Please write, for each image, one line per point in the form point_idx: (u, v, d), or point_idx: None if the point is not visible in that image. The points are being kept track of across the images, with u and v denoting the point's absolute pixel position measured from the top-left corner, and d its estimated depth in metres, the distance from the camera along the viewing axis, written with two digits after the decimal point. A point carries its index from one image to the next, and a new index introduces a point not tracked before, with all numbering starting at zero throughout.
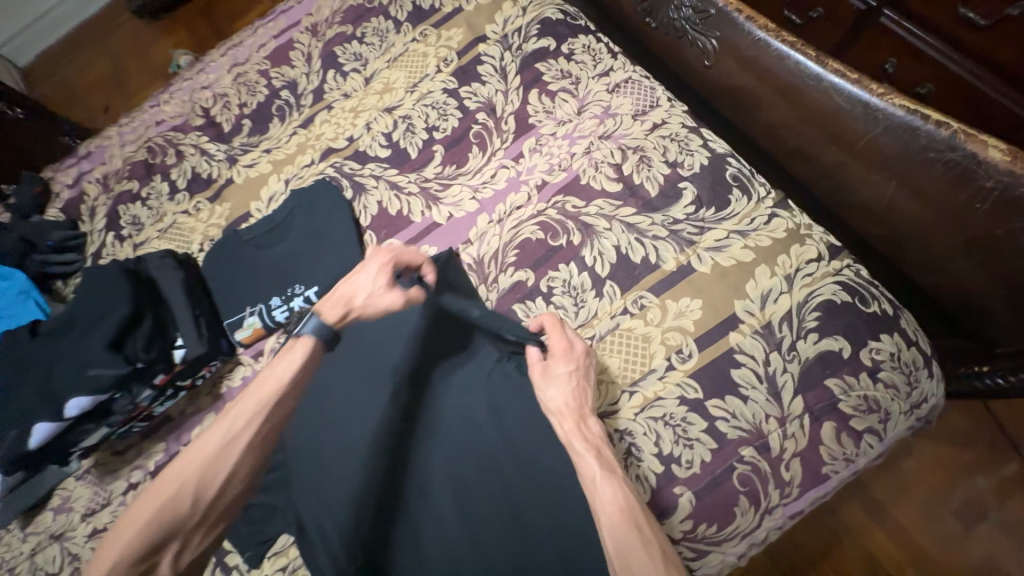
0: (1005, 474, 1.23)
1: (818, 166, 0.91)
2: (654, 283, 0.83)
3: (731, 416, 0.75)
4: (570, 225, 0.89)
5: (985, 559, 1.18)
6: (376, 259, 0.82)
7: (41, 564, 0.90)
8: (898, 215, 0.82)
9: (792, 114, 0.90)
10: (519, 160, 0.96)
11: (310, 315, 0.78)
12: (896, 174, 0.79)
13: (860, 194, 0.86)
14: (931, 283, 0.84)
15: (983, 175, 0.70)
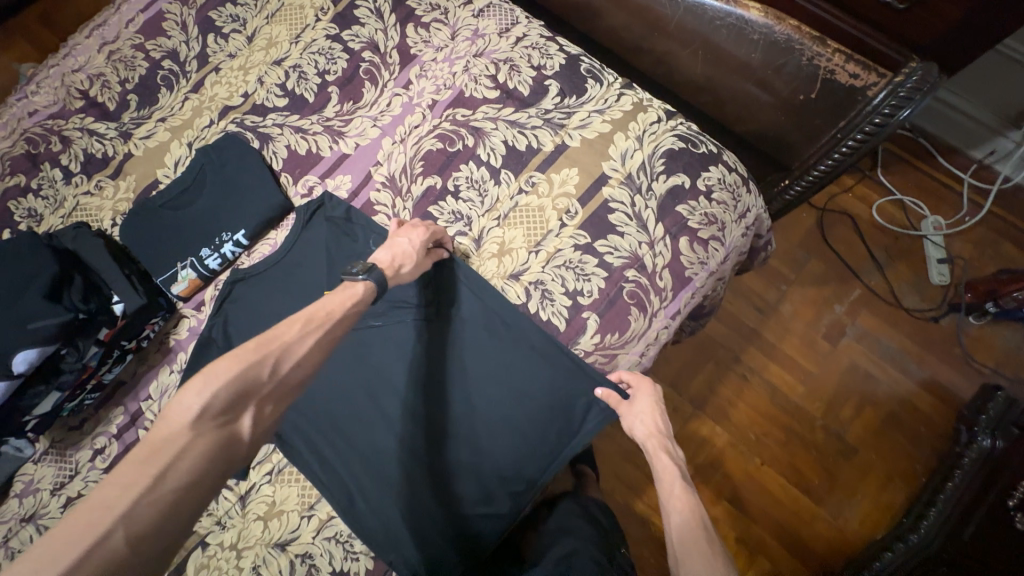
0: (852, 298, 1.61)
1: (651, 56, 1.13)
2: (540, 163, 1.00)
3: (614, 249, 0.94)
4: (463, 132, 1.04)
5: (849, 363, 1.55)
6: (413, 230, 0.89)
7: (16, 549, 0.90)
8: (710, 79, 1.05)
9: (623, 15, 1.10)
10: (409, 87, 1.08)
11: (374, 265, 0.79)
12: (700, 45, 1.02)
13: (683, 69, 1.09)
14: (746, 129, 1.09)
15: (750, 30, 0.95)
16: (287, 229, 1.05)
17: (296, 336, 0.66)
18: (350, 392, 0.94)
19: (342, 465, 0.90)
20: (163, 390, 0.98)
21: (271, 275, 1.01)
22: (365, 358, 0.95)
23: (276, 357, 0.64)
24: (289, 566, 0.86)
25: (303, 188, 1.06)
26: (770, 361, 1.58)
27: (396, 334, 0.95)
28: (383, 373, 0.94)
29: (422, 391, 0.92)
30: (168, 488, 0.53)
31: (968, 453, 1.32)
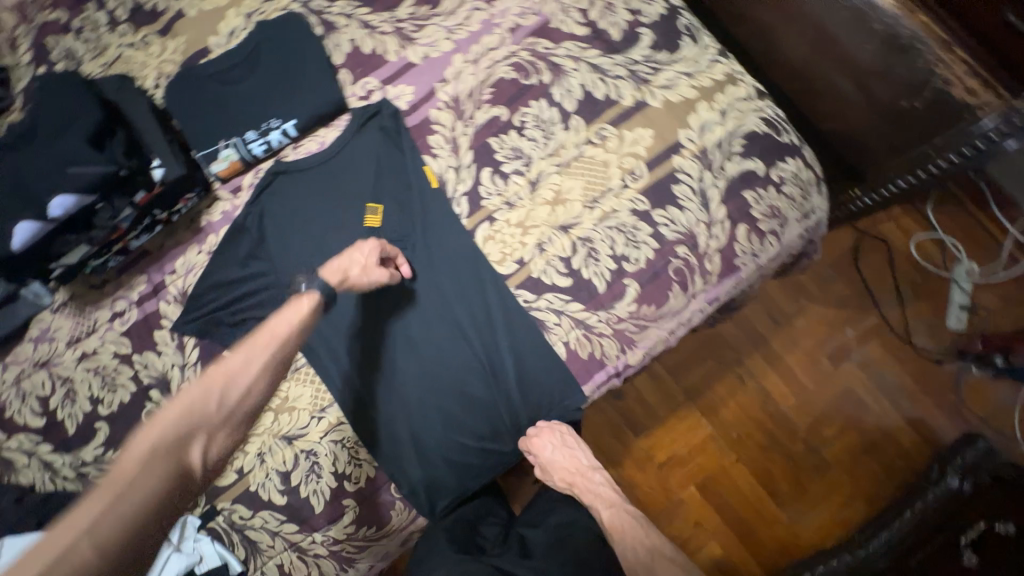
0: (864, 325, 1.61)
1: (755, 28, 1.06)
2: (613, 117, 0.95)
3: (671, 223, 0.91)
4: (540, 65, 0.97)
5: (843, 386, 1.58)
6: (366, 244, 0.86)
7: (29, 389, 0.93)
8: (811, 67, 1.00)
9: None
10: (492, 3, 1.00)
11: (316, 275, 0.77)
12: (811, 25, 0.94)
13: (787, 49, 1.02)
14: (833, 128, 1.05)
15: (872, 17, 0.84)
16: (337, 129, 0.99)
17: (240, 362, 0.66)
18: (361, 305, 0.92)
19: (347, 376, 0.90)
20: (189, 268, 0.96)
21: (314, 175, 0.97)
22: (387, 276, 0.93)
23: (223, 388, 0.64)
24: (292, 460, 0.88)
25: (361, 90, 1.00)
26: (768, 369, 1.59)
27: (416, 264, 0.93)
28: (401, 297, 0.92)
29: (439, 321, 0.91)
30: (117, 513, 0.53)
31: (933, 488, 1.29)
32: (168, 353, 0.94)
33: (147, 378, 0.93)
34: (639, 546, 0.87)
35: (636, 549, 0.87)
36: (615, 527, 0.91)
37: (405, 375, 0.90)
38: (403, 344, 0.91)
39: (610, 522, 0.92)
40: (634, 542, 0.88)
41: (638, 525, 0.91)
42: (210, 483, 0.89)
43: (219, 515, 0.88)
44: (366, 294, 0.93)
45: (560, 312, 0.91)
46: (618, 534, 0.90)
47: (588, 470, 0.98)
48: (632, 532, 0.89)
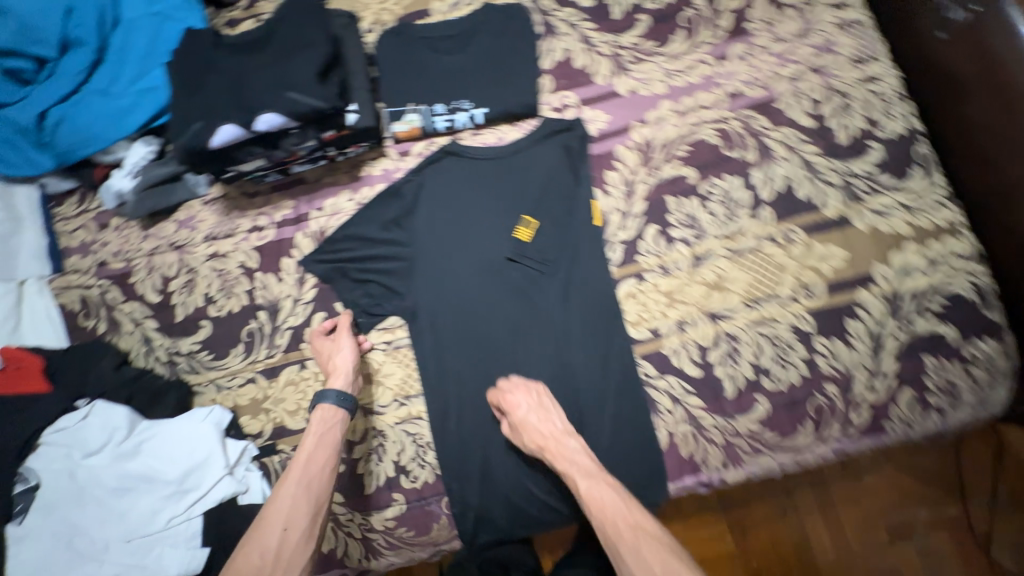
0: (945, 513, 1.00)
1: (995, 188, 0.81)
2: (809, 222, 0.87)
3: (830, 356, 0.82)
4: (749, 142, 0.91)
5: None
6: (330, 343, 0.87)
7: (157, 265, 0.97)
8: None
9: (1003, 124, 0.77)
10: (722, 62, 0.95)
11: (323, 390, 0.82)
12: None
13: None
14: None
15: None
16: (520, 131, 0.97)
17: (274, 505, 0.72)
18: (469, 307, 0.89)
19: (434, 373, 0.88)
20: (336, 211, 0.97)
21: (482, 167, 0.95)
22: (505, 286, 0.90)
23: (266, 537, 0.69)
24: (362, 432, 0.88)
25: (557, 101, 0.97)
26: (854, 531, 1.00)
27: (538, 289, 0.89)
28: (511, 313, 0.89)
29: (538, 350, 0.87)
30: None
31: None
32: (287, 282, 0.95)
33: (261, 297, 0.94)
34: (625, 538, 0.68)
35: (618, 535, 0.69)
36: (595, 503, 0.72)
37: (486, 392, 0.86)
38: (494, 359, 0.87)
39: (588, 495, 0.72)
40: (620, 530, 0.69)
41: (630, 504, 0.72)
42: (280, 421, 0.89)
43: (276, 455, 0.88)
44: (479, 298, 0.90)
45: (677, 400, 0.83)
46: (598, 512, 0.71)
47: (564, 434, 0.78)
48: (620, 516, 0.70)
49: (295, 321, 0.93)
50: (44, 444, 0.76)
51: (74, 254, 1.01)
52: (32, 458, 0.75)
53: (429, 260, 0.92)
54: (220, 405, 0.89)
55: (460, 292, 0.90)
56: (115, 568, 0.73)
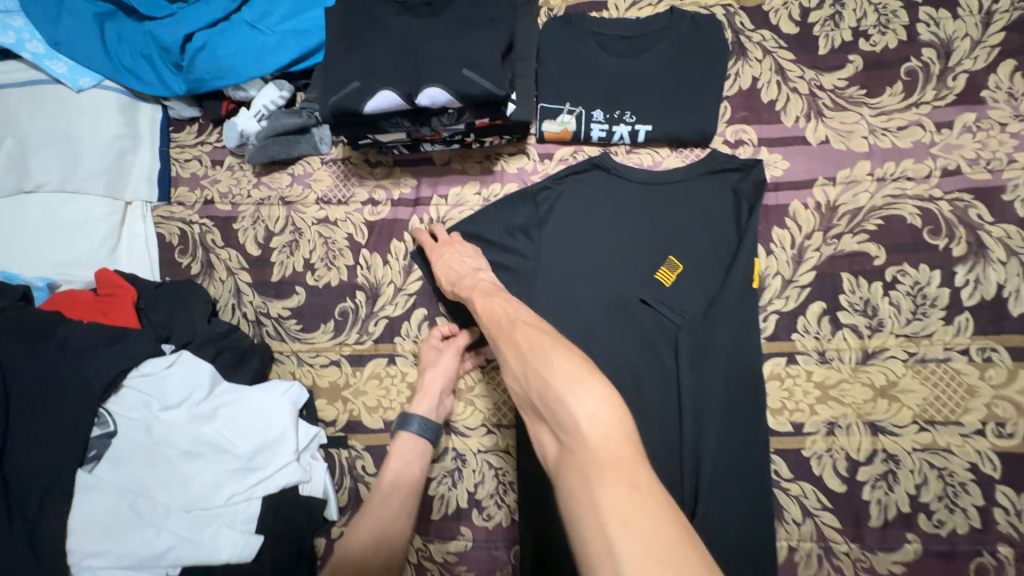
0: None
1: None
2: (1017, 345, 0.72)
3: (1012, 511, 0.68)
4: (959, 232, 0.76)
5: None
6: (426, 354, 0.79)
7: (263, 217, 0.92)
8: None
9: None
10: (944, 130, 0.79)
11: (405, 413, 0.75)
12: None
13: None
14: None
15: None
16: (681, 160, 0.86)
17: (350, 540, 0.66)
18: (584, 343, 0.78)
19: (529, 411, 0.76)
20: (459, 203, 0.89)
21: (631, 188, 0.83)
22: (629, 329, 0.78)
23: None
24: (440, 450, 0.80)
25: (731, 135, 0.85)
26: None
27: (667, 342, 0.77)
28: (631, 364, 0.77)
29: (657, 413, 0.74)
30: None
31: None
32: (392, 267, 0.87)
33: (362, 277, 0.87)
34: (505, 330, 0.58)
35: (502, 332, 0.58)
36: (491, 313, 0.62)
37: None
38: None
39: (483, 308, 0.64)
40: (501, 324, 0.59)
41: (523, 309, 0.61)
42: (357, 415, 0.83)
43: (346, 449, 0.82)
44: (596, 336, 0.78)
45: (808, 513, 0.72)
46: (490, 321, 0.61)
47: (473, 272, 0.74)
48: (506, 315, 0.61)
49: (393, 311, 0.85)
50: (126, 387, 0.72)
51: (183, 185, 0.96)
52: (113, 399, 0.71)
53: (550, 278, 0.81)
54: (299, 382, 0.83)
55: (579, 322, 0.79)
56: (173, 538, 0.66)
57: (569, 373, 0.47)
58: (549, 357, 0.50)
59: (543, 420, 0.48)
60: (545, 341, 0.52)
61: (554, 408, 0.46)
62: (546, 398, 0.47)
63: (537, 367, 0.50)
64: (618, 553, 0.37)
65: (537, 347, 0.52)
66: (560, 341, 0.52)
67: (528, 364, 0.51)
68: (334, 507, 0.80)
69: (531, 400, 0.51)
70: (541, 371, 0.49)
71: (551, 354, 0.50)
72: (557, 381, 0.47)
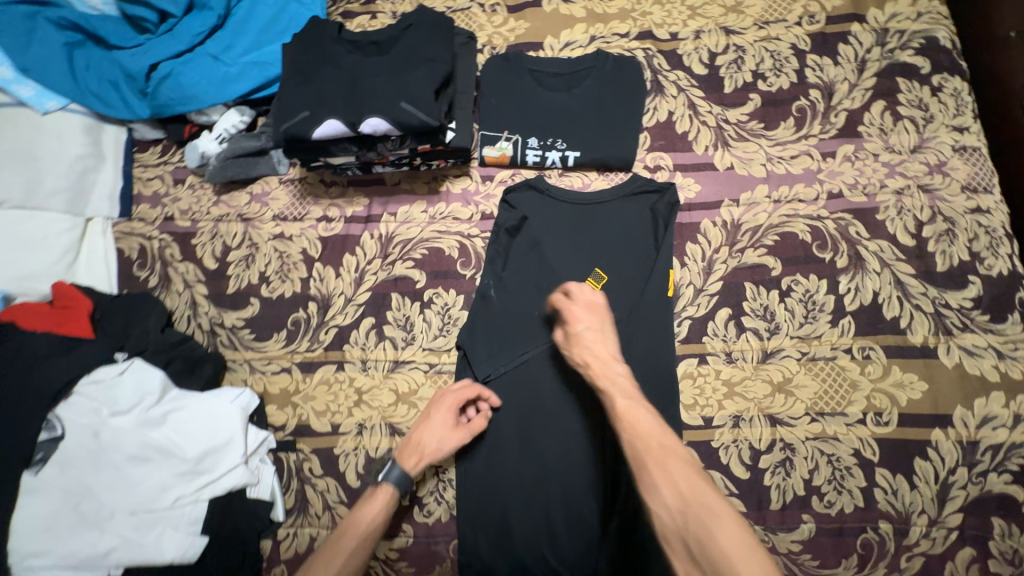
0: None
1: None
2: (891, 344, 0.82)
3: (890, 491, 0.77)
4: (842, 246, 0.87)
5: None
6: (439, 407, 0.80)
7: (222, 233, 0.97)
8: None
9: None
10: (828, 159, 0.92)
11: (396, 464, 0.77)
12: None
13: None
14: None
15: None
16: (607, 182, 0.95)
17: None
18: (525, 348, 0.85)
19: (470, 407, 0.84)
20: (407, 220, 0.96)
21: (563, 208, 0.94)
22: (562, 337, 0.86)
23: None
24: (384, 450, 0.84)
25: (650, 160, 0.95)
26: None
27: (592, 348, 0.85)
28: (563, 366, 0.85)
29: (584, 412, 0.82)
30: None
31: None
32: (343, 279, 0.93)
33: (315, 289, 0.93)
34: (656, 456, 0.60)
35: (652, 456, 0.61)
36: (634, 427, 0.64)
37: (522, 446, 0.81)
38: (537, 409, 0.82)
39: (625, 416, 0.65)
40: (648, 446, 0.62)
41: (668, 435, 0.63)
42: (306, 418, 0.87)
43: (294, 452, 0.85)
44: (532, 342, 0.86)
45: None
46: (631, 433, 0.64)
47: (611, 359, 0.72)
48: (653, 436, 0.63)
49: (343, 320, 0.91)
50: (76, 394, 0.75)
51: (144, 203, 1.01)
52: (61, 406, 0.73)
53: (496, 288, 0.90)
54: (249, 388, 0.87)
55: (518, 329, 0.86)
56: (116, 539, 0.69)
57: (733, 539, 0.52)
58: (707, 519, 0.54)
59: (696, 564, 0.54)
60: (705, 492, 0.57)
61: (717, 566, 0.52)
62: (703, 543, 0.53)
63: (705, 530, 0.54)
64: None
65: (695, 498, 0.56)
66: (724, 503, 0.56)
67: (690, 515, 0.55)
68: (281, 508, 0.82)
69: (682, 536, 0.56)
70: (710, 533, 0.54)
71: (711, 512, 0.55)
72: (731, 551, 0.52)
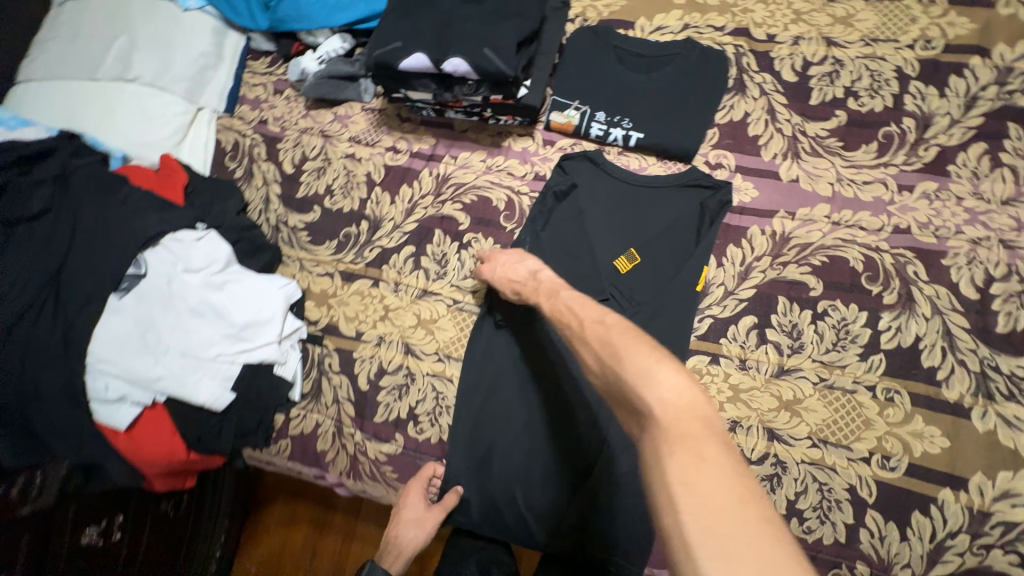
0: None
1: None
2: (920, 393, 0.78)
3: (877, 536, 0.75)
4: (894, 283, 0.83)
5: None
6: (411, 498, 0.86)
7: (303, 143, 1.07)
8: None
9: None
10: (904, 191, 0.87)
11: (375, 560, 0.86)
12: None
13: None
14: None
15: None
16: (664, 169, 0.96)
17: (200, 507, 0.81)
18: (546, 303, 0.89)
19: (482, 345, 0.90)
20: (465, 166, 1.01)
21: (614, 185, 0.95)
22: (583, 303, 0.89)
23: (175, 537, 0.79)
24: (396, 365, 0.92)
25: (713, 157, 0.94)
26: None
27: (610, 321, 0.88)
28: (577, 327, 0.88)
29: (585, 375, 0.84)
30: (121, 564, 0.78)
31: None
32: (396, 206, 1.01)
33: (370, 210, 1.01)
34: (576, 334, 0.64)
35: (574, 334, 0.65)
36: (559, 314, 0.69)
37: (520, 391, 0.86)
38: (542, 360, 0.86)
39: (549, 310, 0.71)
40: (571, 324, 0.66)
41: (588, 307, 0.67)
42: (337, 320, 0.96)
43: (320, 347, 0.95)
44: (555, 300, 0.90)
45: None
46: (561, 321, 0.69)
47: (530, 276, 0.79)
48: (576, 314, 0.67)
49: (387, 243, 0.99)
50: (161, 245, 0.87)
51: (246, 104, 1.13)
52: (149, 251, 0.85)
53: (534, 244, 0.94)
54: (296, 282, 0.98)
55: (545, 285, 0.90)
56: (165, 371, 0.81)
57: (638, 366, 0.54)
58: (620, 358, 0.56)
59: (625, 409, 0.56)
60: (613, 337, 0.59)
61: (631, 399, 0.53)
62: (621, 390, 0.55)
63: (616, 373, 0.56)
64: (680, 501, 0.45)
65: (609, 345, 0.59)
66: (630, 337, 0.58)
67: (606, 365, 0.58)
68: (299, 390, 0.93)
69: (611, 391, 0.58)
70: (617, 371, 0.56)
71: (623, 351, 0.57)
72: (639, 382, 0.53)
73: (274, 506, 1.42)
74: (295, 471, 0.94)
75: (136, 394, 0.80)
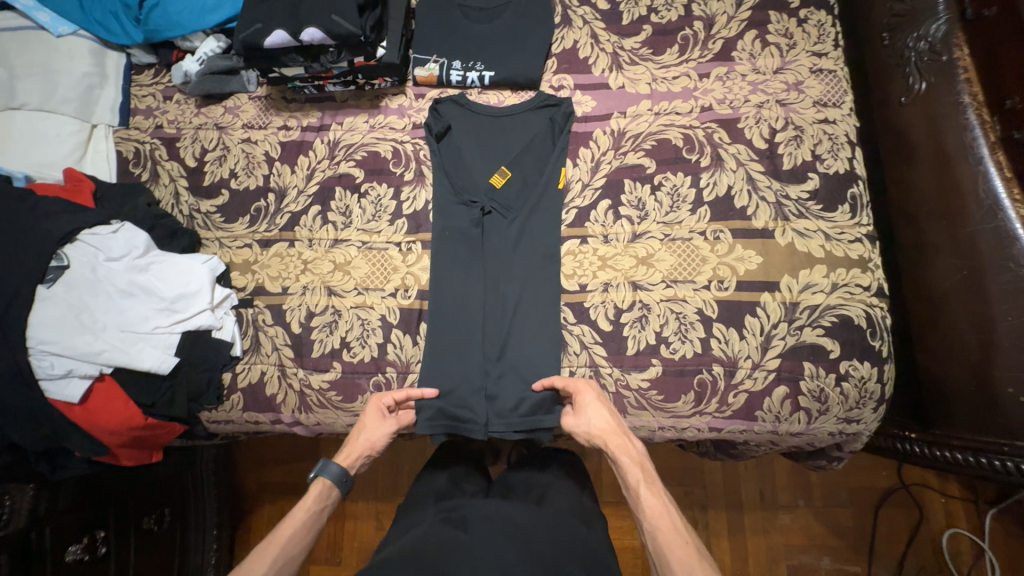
0: (747, 484, 1.47)
1: (933, 282, 0.96)
2: (737, 228, 0.99)
3: (723, 341, 0.95)
4: (706, 149, 1.04)
5: (734, 516, 1.45)
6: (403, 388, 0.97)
7: (200, 138, 1.17)
8: (948, 349, 0.94)
9: (950, 250, 0.93)
10: (703, 79, 1.08)
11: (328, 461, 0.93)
12: (975, 320, 0.89)
13: (952, 321, 0.93)
14: (926, 383, 0.99)
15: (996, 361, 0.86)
16: (518, 99, 1.13)
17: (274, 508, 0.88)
18: (445, 219, 1.06)
19: (396, 272, 1.05)
20: (352, 129, 1.14)
21: (480, 120, 1.12)
22: (473, 216, 1.05)
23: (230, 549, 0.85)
24: (322, 307, 1.04)
25: (555, 81, 1.12)
26: (688, 478, 1.48)
27: (496, 227, 1.05)
28: (474, 235, 1.04)
29: (483, 273, 1.03)
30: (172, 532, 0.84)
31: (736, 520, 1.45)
32: (298, 176, 1.12)
33: (274, 183, 1.13)
34: (668, 545, 0.76)
35: (666, 538, 0.77)
36: (656, 515, 0.80)
37: (436, 294, 1.02)
38: (449, 268, 1.03)
39: (645, 502, 0.82)
40: (664, 535, 0.78)
41: (672, 513, 0.80)
42: (262, 282, 1.07)
43: (252, 308, 1.06)
44: (451, 216, 1.06)
45: (585, 347, 0.98)
46: (649, 514, 0.81)
47: (627, 441, 0.88)
48: (666, 520, 0.80)
49: (295, 208, 1.11)
50: (79, 241, 0.94)
51: (139, 114, 1.20)
52: (68, 246, 0.93)
53: (424, 181, 1.09)
54: (218, 258, 1.08)
55: (440, 206, 1.06)
56: (106, 345, 0.90)
57: None
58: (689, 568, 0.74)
59: None
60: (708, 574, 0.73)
61: None
62: None
63: None
64: None
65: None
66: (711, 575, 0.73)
67: None
68: (239, 347, 1.03)
69: None
70: None
71: None
72: None
73: (261, 510, 1.49)
74: (252, 422, 1.04)
75: (82, 368, 0.89)
